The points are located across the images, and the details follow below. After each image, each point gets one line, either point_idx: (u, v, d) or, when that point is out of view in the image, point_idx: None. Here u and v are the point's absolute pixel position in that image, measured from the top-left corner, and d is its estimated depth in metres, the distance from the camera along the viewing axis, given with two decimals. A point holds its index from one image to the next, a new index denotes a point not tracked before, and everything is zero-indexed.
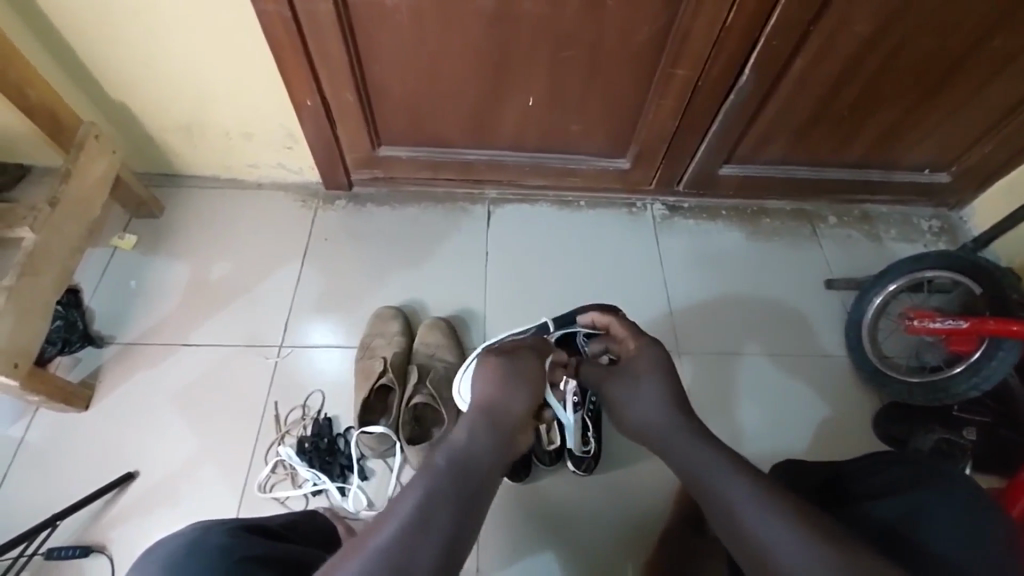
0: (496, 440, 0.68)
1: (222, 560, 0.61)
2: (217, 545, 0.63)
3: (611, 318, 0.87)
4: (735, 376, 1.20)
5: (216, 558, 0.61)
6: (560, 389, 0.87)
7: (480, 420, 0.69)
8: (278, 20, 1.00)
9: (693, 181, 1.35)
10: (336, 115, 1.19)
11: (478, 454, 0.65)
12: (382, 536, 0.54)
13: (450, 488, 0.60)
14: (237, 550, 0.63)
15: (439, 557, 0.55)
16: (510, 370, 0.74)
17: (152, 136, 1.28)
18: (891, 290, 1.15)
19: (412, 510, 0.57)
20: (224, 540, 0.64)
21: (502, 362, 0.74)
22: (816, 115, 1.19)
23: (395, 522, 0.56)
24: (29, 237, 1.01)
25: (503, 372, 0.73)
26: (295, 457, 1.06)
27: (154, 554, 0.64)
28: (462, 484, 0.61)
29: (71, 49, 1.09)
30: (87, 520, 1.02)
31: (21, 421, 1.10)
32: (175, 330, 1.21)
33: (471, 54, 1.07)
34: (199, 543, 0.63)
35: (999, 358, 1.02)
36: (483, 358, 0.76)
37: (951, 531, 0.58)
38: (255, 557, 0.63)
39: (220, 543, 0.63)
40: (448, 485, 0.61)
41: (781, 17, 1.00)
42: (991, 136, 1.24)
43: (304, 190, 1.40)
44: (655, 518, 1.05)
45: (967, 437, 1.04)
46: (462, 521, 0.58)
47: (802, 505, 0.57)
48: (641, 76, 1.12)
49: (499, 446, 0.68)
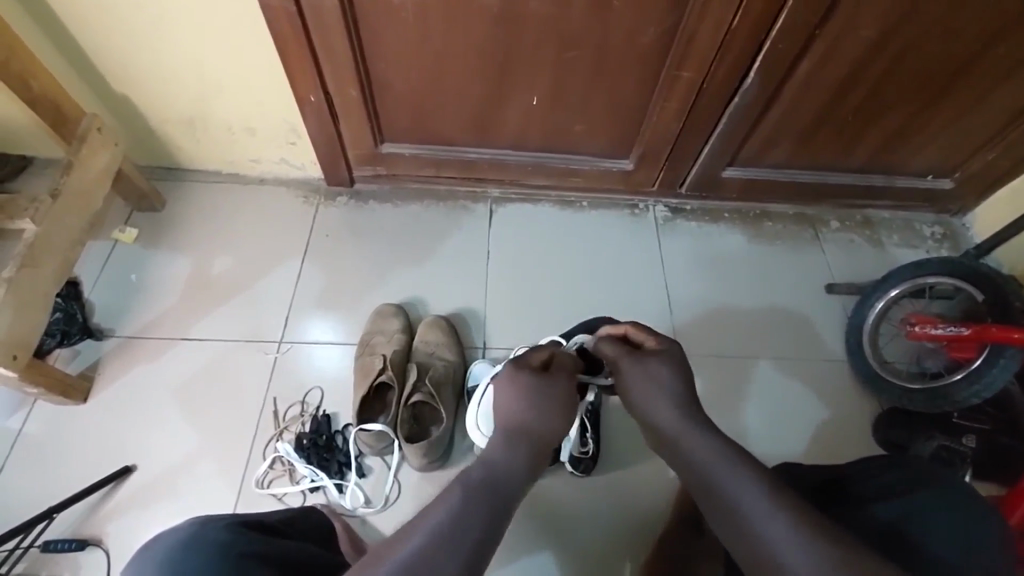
0: (528, 456, 0.61)
1: (221, 555, 0.61)
2: (214, 541, 0.63)
3: (626, 326, 0.83)
4: (736, 380, 1.20)
5: (214, 552, 0.61)
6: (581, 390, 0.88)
7: (510, 436, 0.62)
8: (282, 15, 1.00)
9: (697, 183, 1.35)
10: (340, 111, 1.19)
11: (513, 467, 0.59)
12: (408, 548, 0.48)
13: (479, 490, 0.55)
14: (237, 546, 0.62)
15: (466, 555, 0.49)
16: (537, 381, 0.67)
17: (154, 129, 1.28)
18: (892, 296, 1.15)
19: (439, 520, 0.51)
20: (221, 536, 0.64)
21: (533, 381, 0.67)
22: (821, 119, 1.19)
23: (423, 533, 0.49)
24: (29, 229, 1.01)
25: (531, 387, 0.66)
26: (294, 453, 1.06)
27: (153, 548, 0.64)
28: (494, 492, 0.55)
29: (74, 39, 1.08)
30: (85, 513, 1.02)
31: (19, 413, 1.10)
32: (175, 324, 1.20)
33: (476, 52, 1.07)
34: (196, 537, 0.63)
35: (1000, 366, 1.02)
36: (506, 374, 0.69)
37: (950, 537, 0.58)
38: (253, 554, 0.62)
39: (219, 539, 0.63)
40: (482, 498, 0.54)
41: (788, 20, 0.99)
42: (996, 143, 1.24)
43: (306, 186, 1.40)
44: (653, 520, 1.05)
45: (966, 445, 1.04)
46: (494, 524, 0.53)
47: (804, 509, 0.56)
48: (647, 76, 1.12)
49: (531, 459, 0.61)
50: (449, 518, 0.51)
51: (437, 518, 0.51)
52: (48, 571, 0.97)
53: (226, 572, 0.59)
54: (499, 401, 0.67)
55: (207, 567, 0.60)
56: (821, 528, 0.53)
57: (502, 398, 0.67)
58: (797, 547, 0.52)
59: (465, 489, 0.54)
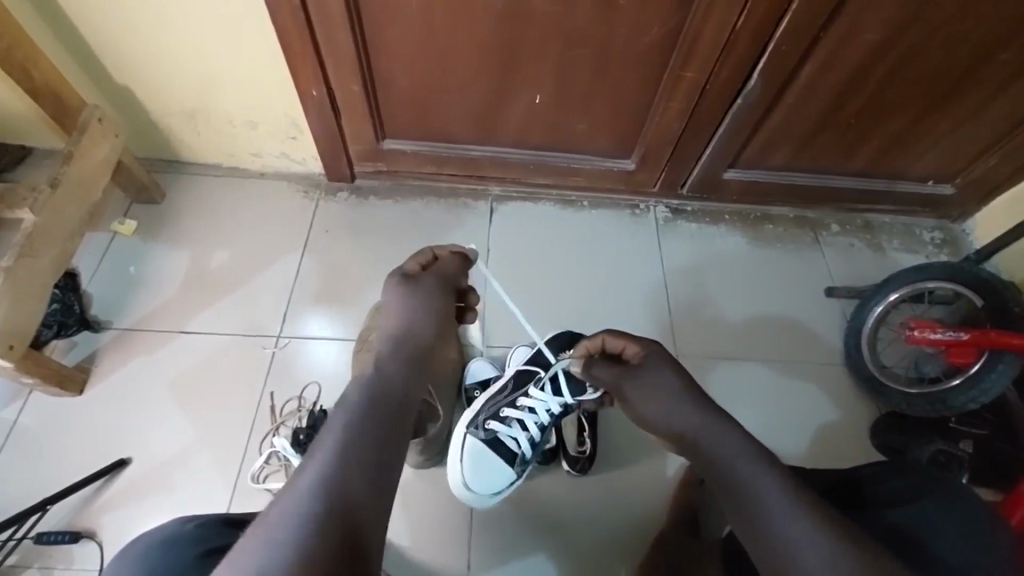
0: (402, 365, 0.79)
1: (187, 551, 0.61)
2: (187, 538, 0.62)
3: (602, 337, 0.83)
4: (733, 382, 1.20)
5: (179, 554, 0.60)
6: (530, 402, 0.96)
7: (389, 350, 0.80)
8: (286, 9, 0.99)
9: (697, 184, 1.35)
10: (342, 106, 1.18)
11: (392, 379, 0.76)
12: (329, 441, 0.65)
13: (371, 411, 0.70)
14: (201, 543, 0.62)
15: (371, 473, 0.64)
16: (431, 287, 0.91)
17: (155, 122, 1.28)
18: (892, 300, 1.15)
19: (342, 429, 0.67)
20: (193, 532, 0.63)
21: (403, 296, 0.87)
22: (823, 121, 1.19)
23: (337, 429, 0.67)
24: (28, 218, 1.01)
25: (409, 313, 0.85)
26: (289, 449, 1.03)
27: (124, 551, 0.62)
28: (380, 408, 0.71)
29: (75, 30, 1.08)
30: (78, 505, 1.02)
31: (15, 404, 1.09)
32: (172, 317, 1.20)
33: (481, 48, 1.06)
34: (174, 535, 0.62)
35: (998, 372, 1.02)
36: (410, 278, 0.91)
37: (957, 540, 0.57)
38: (217, 550, 0.62)
39: (187, 534, 0.63)
40: (373, 411, 0.70)
41: (792, 22, 0.99)
42: (996, 151, 1.24)
43: (307, 180, 1.40)
44: (650, 521, 1.04)
45: (964, 449, 1.05)
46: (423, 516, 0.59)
47: (802, 506, 0.56)
48: (650, 76, 1.12)
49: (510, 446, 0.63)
50: (353, 427, 0.67)
51: (343, 441, 0.65)
52: (41, 563, 0.97)
53: (200, 570, 0.59)
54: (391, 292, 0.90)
55: (171, 567, 0.59)
56: None
57: (391, 318, 0.85)
58: None
59: (359, 399, 0.71)
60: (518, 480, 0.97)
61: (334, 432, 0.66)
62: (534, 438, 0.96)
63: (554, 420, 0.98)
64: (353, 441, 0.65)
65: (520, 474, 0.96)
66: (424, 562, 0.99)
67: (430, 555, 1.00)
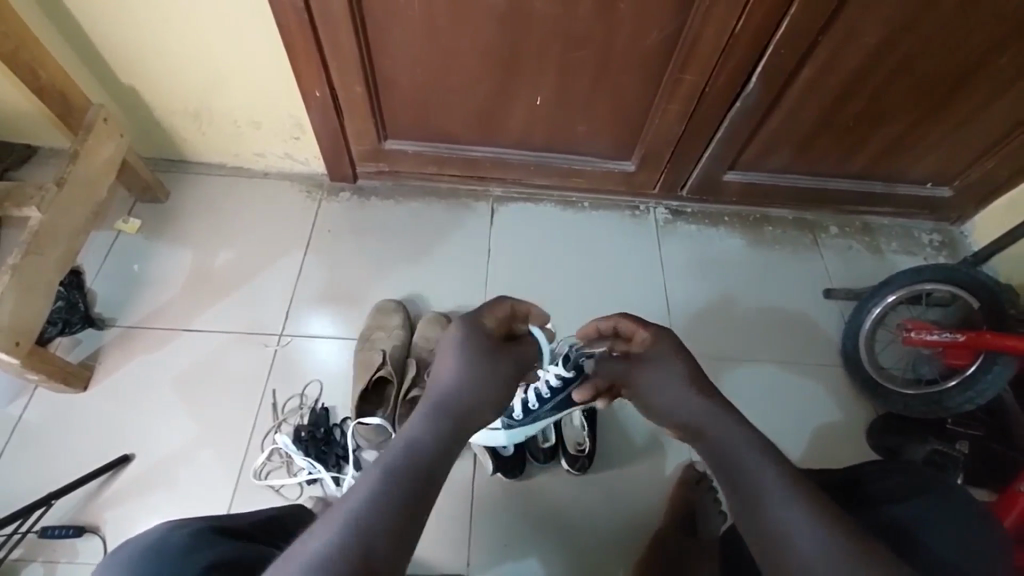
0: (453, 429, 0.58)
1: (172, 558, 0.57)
2: (177, 547, 0.58)
3: (617, 315, 0.81)
4: (731, 381, 1.21)
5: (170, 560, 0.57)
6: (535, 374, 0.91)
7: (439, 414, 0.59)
8: (290, 11, 1.00)
9: (698, 185, 1.36)
10: (345, 108, 1.20)
11: (436, 438, 0.56)
12: (355, 499, 0.48)
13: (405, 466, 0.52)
14: (189, 551, 0.58)
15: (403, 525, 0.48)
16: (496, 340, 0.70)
17: (159, 122, 1.29)
18: (889, 302, 1.16)
19: (357, 503, 0.48)
20: (186, 541, 0.59)
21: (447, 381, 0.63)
22: (823, 124, 1.19)
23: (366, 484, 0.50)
24: (35, 216, 1.01)
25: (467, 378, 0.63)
26: (291, 446, 1.07)
27: (114, 556, 0.60)
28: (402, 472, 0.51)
29: (81, 29, 1.09)
30: (82, 500, 1.03)
31: (19, 399, 1.11)
32: (176, 316, 1.21)
33: (481, 50, 1.07)
34: (161, 544, 0.59)
35: (995, 373, 1.03)
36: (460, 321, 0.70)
37: (951, 537, 0.58)
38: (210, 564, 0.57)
39: (171, 540, 0.60)
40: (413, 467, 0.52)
41: (790, 27, 1.00)
42: (994, 154, 1.25)
43: (309, 180, 1.41)
44: (647, 519, 1.05)
45: (960, 449, 1.07)
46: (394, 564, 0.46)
47: None
48: (651, 78, 1.13)
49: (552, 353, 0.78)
50: (387, 479, 0.50)
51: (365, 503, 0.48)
52: (44, 557, 0.98)
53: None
54: (434, 369, 0.66)
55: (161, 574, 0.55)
56: (834, 511, 0.52)
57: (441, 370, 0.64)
58: (809, 523, 0.51)
59: (387, 464, 0.52)
60: (500, 433, 0.95)
61: (352, 495, 0.49)
62: (525, 404, 0.93)
63: (555, 399, 0.92)
64: (396, 465, 0.52)
65: (503, 427, 0.95)
66: (423, 560, 1.00)
67: (430, 552, 1.01)
